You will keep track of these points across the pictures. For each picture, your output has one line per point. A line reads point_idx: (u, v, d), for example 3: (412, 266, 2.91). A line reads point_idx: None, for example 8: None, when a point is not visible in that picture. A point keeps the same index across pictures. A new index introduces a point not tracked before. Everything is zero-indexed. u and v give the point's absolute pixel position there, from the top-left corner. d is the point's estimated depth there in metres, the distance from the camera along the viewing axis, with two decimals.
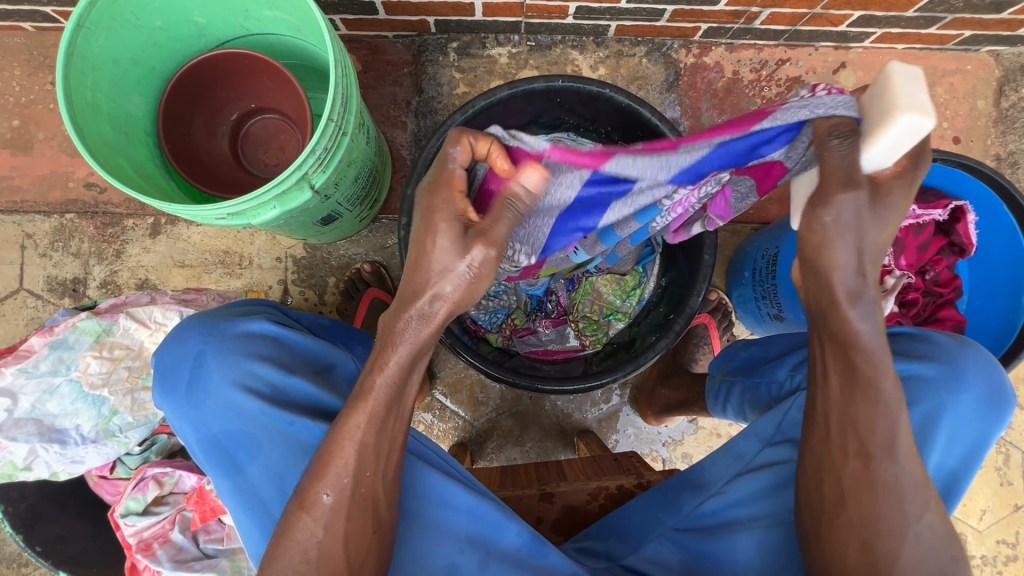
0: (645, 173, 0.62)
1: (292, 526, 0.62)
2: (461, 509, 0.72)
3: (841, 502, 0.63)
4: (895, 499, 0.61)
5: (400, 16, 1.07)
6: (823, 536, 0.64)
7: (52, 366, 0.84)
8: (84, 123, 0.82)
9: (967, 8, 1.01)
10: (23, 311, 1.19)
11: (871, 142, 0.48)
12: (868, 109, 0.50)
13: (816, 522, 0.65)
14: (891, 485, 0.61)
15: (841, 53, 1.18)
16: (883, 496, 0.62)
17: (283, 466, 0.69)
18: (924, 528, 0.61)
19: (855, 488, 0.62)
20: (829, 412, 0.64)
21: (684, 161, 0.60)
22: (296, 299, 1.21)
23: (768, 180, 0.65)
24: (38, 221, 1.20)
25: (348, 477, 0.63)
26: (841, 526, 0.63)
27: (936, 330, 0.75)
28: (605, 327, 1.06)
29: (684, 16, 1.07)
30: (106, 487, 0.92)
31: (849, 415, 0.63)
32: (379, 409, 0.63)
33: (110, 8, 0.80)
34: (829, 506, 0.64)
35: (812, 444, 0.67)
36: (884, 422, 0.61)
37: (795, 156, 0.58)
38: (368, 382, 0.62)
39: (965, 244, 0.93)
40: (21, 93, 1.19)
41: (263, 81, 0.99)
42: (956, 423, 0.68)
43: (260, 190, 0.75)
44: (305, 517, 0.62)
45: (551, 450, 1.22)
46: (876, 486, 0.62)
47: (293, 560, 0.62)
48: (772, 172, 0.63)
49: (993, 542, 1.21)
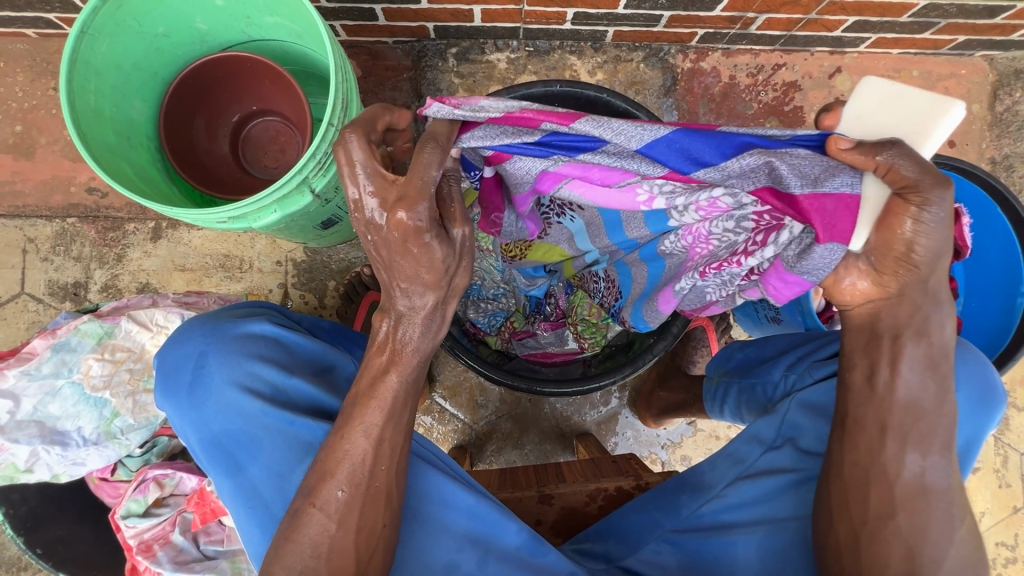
0: (619, 140, 0.56)
1: (303, 522, 0.62)
2: (459, 508, 0.73)
3: (890, 513, 0.62)
4: (942, 505, 0.62)
5: (400, 21, 1.08)
6: (865, 549, 0.63)
7: (54, 368, 0.85)
8: (85, 127, 0.83)
9: (961, 13, 1.02)
10: (24, 315, 1.20)
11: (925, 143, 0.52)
12: (888, 124, 0.53)
13: (854, 533, 0.63)
14: (938, 491, 0.62)
15: (837, 58, 1.19)
16: (932, 503, 0.62)
17: (283, 466, 0.70)
18: (962, 532, 0.63)
19: (909, 496, 0.62)
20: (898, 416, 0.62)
21: (665, 132, 0.56)
22: (296, 303, 1.22)
23: (845, 229, 0.53)
24: (39, 225, 1.21)
25: (363, 474, 0.63)
26: (885, 533, 0.62)
27: None
28: (604, 329, 1.05)
29: (680, 22, 1.08)
30: (107, 489, 0.92)
31: (915, 420, 0.62)
32: (396, 406, 0.63)
33: (112, 15, 0.81)
34: (876, 516, 0.63)
35: (853, 454, 0.64)
36: (945, 424, 0.62)
37: (835, 174, 0.52)
38: (378, 381, 0.62)
39: (960, 247, 0.89)
40: (24, 98, 1.20)
41: (265, 85, 1.00)
42: None
43: (260, 194, 0.76)
44: (314, 510, 0.63)
45: (550, 453, 1.22)
46: (929, 494, 0.62)
47: (304, 554, 0.62)
48: (843, 208, 0.53)
49: (993, 545, 1.22)
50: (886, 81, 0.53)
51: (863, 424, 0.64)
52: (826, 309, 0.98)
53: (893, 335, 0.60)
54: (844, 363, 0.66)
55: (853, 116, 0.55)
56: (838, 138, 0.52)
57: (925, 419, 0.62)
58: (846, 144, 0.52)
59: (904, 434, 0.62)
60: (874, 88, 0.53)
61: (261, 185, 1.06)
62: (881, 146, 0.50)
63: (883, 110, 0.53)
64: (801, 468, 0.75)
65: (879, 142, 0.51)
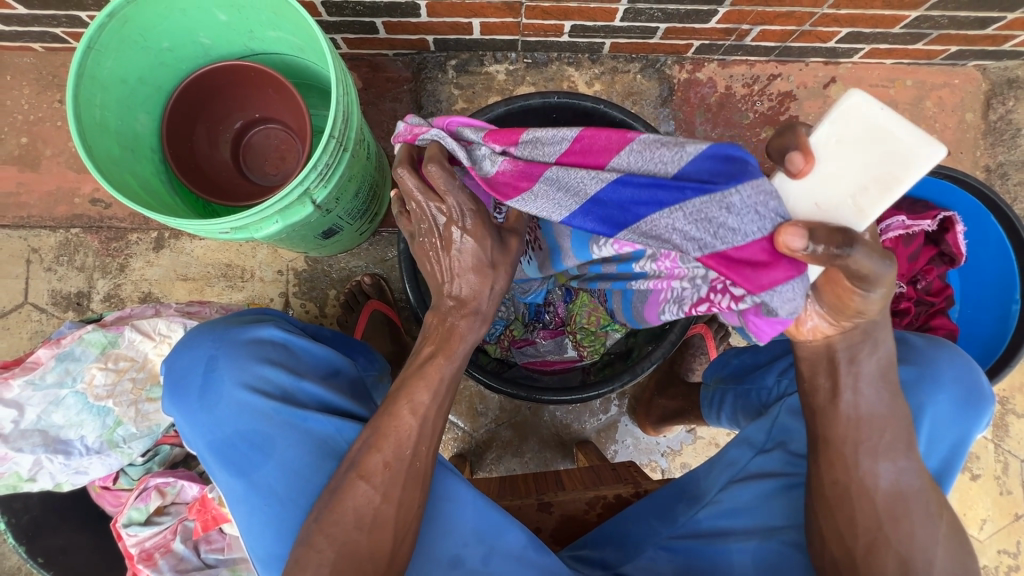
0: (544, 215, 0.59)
1: (348, 493, 0.63)
2: (466, 504, 0.73)
3: (877, 524, 0.63)
4: (923, 507, 0.63)
5: (400, 34, 1.10)
6: (860, 563, 0.62)
7: (58, 378, 0.86)
8: (91, 140, 0.84)
9: (952, 24, 1.04)
10: (27, 324, 1.21)
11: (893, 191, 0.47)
12: (862, 161, 0.48)
13: (849, 551, 0.63)
14: (915, 494, 0.63)
15: (831, 68, 1.20)
16: (913, 508, 0.63)
17: (297, 462, 0.70)
18: (942, 538, 0.62)
19: (890, 505, 0.63)
20: (870, 435, 0.63)
21: (575, 206, 0.57)
22: (297, 312, 1.23)
23: (781, 266, 0.49)
24: (43, 235, 1.22)
25: (408, 447, 0.65)
26: (876, 547, 0.62)
27: (910, 335, 0.77)
28: (602, 337, 1.05)
29: (676, 34, 1.09)
30: (109, 497, 0.92)
31: (878, 427, 0.63)
32: (440, 388, 0.66)
33: (119, 31, 0.83)
34: (865, 529, 0.63)
35: (831, 474, 0.65)
36: (906, 426, 0.63)
37: (738, 218, 0.49)
38: (426, 364, 0.67)
39: (955, 254, 0.94)
40: (30, 111, 1.22)
41: (269, 94, 1.01)
42: (936, 426, 0.69)
43: (262, 205, 0.77)
44: (362, 483, 0.64)
45: (550, 461, 1.23)
46: (906, 498, 0.63)
47: (348, 524, 0.63)
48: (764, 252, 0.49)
49: (994, 553, 1.22)
50: (873, 108, 0.47)
51: (843, 441, 0.64)
52: None
53: (849, 356, 0.62)
54: (806, 387, 0.67)
55: (830, 139, 0.48)
56: (788, 232, 0.47)
57: (890, 427, 0.63)
58: (797, 245, 0.46)
59: (874, 447, 0.63)
60: (861, 113, 0.48)
61: (261, 191, 1.08)
62: (842, 243, 0.46)
63: (862, 142, 0.48)
64: (790, 473, 0.76)
65: (840, 233, 0.47)
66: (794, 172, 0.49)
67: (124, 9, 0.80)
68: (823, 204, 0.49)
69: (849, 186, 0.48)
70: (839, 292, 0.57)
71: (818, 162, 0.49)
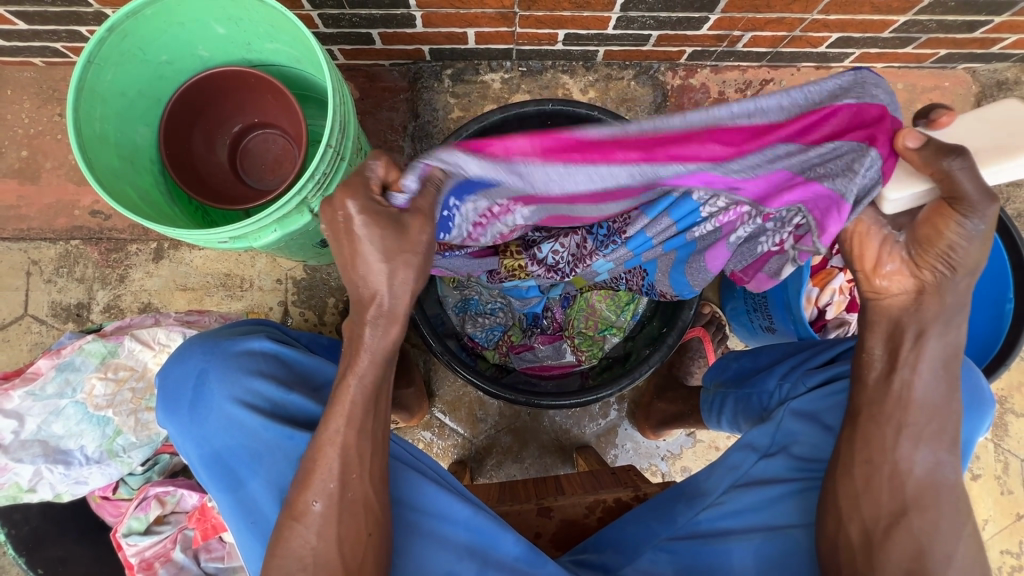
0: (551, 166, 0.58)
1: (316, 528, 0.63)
2: (457, 522, 0.74)
3: (903, 511, 0.63)
4: (952, 502, 0.63)
5: (396, 44, 1.11)
6: (876, 550, 0.63)
7: (58, 388, 0.87)
8: (91, 153, 0.85)
9: (940, 28, 1.05)
10: (27, 336, 1.21)
11: (1013, 158, 0.51)
12: (998, 133, 0.53)
13: (867, 534, 0.64)
14: (948, 487, 0.63)
15: (823, 72, 1.22)
16: (942, 499, 0.63)
17: (283, 479, 0.70)
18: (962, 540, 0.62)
19: (919, 495, 0.63)
20: (914, 416, 0.62)
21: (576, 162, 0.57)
22: (296, 319, 1.23)
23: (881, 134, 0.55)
24: (43, 247, 1.23)
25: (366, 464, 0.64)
26: (896, 529, 0.63)
27: None
28: (600, 342, 1.10)
29: (669, 41, 1.11)
30: (109, 508, 0.91)
31: (928, 418, 0.62)
32: (357, 412, 0.61)
33: (118, 45, 0.84)
34: (889, 517, 0.63)
35: (865, 452, 0.65)
36: (954, 422, 0.63)
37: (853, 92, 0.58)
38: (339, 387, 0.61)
39: None
40: (29, 125, 1.23)
41: (267, 99, 1.01)
42: None
43: (259, 215, 0.78)
44: (298, 526, 0.63)
45: (550, 466, 1.23)
46: (939, 489, 0.63)
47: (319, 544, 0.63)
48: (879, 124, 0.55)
49: (997, 553, 1.21)
50: None
51: (875, 420, 0.64)
52: (821, 316, 1.07)
53: (917, 330, 0.59)
54: (862, 359, 0.64)
55: (979, 118, 0.54)
56: (906, 133, 0.52)
57: (938, 417, 0.63)
58: (913, 143, 0.52)
59: (919, 431, 0.62)
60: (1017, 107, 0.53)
61: (258, 196, 1.08)
62: (947, 152, 0.50)
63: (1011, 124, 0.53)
64: (798, 478, 0.76)
65: (947, 148, 0.51)
66: (934, 123, 0.56)
67: (124, 23, 0.82)
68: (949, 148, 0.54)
69: (977, 144, 0.53)
70: (935, 233, 0.53)
71: (955, 123, 0.55)
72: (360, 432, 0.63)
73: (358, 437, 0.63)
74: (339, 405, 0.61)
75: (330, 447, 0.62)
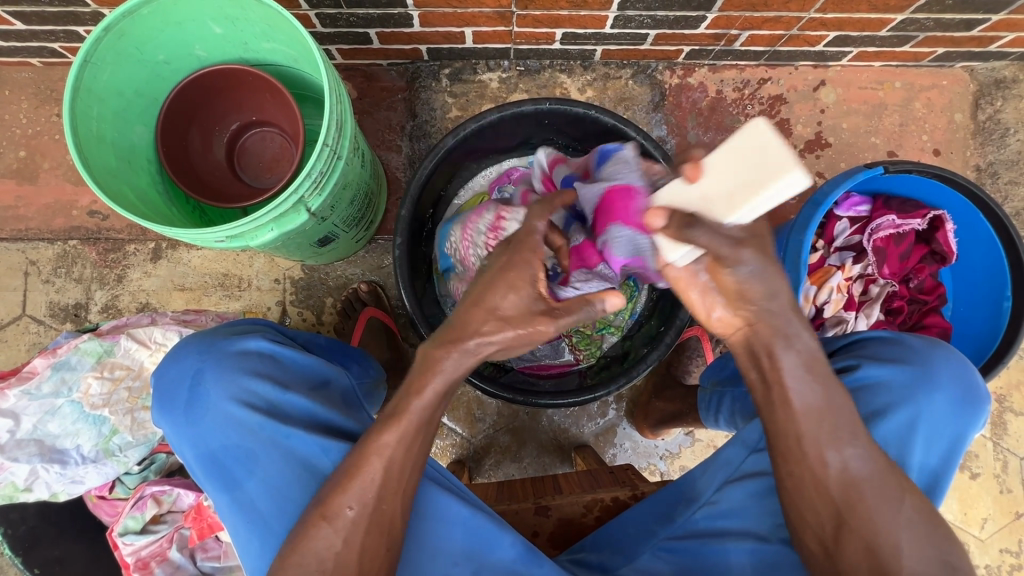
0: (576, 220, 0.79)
1: (312, 536, 0.63)
2: (456, 523, 0.73)
3: (842, 515, 0.62)
4: (879, 493, 0.62)
5: (393, 44, 1.11)
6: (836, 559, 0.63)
7: (54, 387, 0.86)
8: (88, 153, 0.85)
9: (938, 27, 1.05)
10: (25, 337, 1.21)
11: (749, 198, 0.54)
12: (738, 174, 0.55)
13: (824, 546, 0.64)
14: (869, 480, 0.62)
15: (820, 71, 1.22)
16: (869, 494, 0.62)
17: (281, 479, 0.71)
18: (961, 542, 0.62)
19: (846, 497, 0.62)
20: (805, 428, 0.64)
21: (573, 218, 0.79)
22: (294, 319, 1.23)
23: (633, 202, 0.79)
24: (41, 247, 1.22)
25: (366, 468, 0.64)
26: (842, 532, 0.63)
27: (907, 335, 0.77)
28: (598, 342, 1.07)
29: (666, 40, 1.11)
30: (106, 508, 0.92)
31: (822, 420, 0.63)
32: (408, 431, 0.64)
33: (115, 44, 0.84)
34: (833, 526, 0.63)
35: (785, 467, 0.65)
36: (850, 412, 0.64)
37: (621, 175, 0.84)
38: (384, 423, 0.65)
39: (945, 252, 0.99)
40: (27, 125, 1.23)
41: (264, 98, 1.01)
42: (931, 418, 0.70)
43: (255, 214, 0.77)
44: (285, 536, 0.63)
45: (549, 465, 1.23)
46: (861, 487, 0.62)
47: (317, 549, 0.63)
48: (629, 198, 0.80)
49: (996, 551, 1.21)
50: (773, 135, 0.54)
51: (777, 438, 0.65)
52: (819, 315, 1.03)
53: (767, 352, 0.64)
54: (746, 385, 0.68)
55: (724, 155, 0.56)
56: (652, 215, 0.59)
57: (828, 418, 0.63)
58: (659, 222, 0.58)
59: (817, 438, 0.63)
60: (756, 134, 0.54)
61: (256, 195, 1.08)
62: (687, 225, 0.56)
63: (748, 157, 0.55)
64: None
65: (687, 218, 0.56)
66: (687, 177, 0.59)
67: (121, 22, 0.82)
68: (706, 198, 0.57)
69: (728, 187, 0.56)
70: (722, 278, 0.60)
71: (707, 169, 0.57)
72: (409, 448, 0.65)
73: (407, 452, 0.65)
74: (403, 418, 0.64)
75: (376, 459, 0.64)
